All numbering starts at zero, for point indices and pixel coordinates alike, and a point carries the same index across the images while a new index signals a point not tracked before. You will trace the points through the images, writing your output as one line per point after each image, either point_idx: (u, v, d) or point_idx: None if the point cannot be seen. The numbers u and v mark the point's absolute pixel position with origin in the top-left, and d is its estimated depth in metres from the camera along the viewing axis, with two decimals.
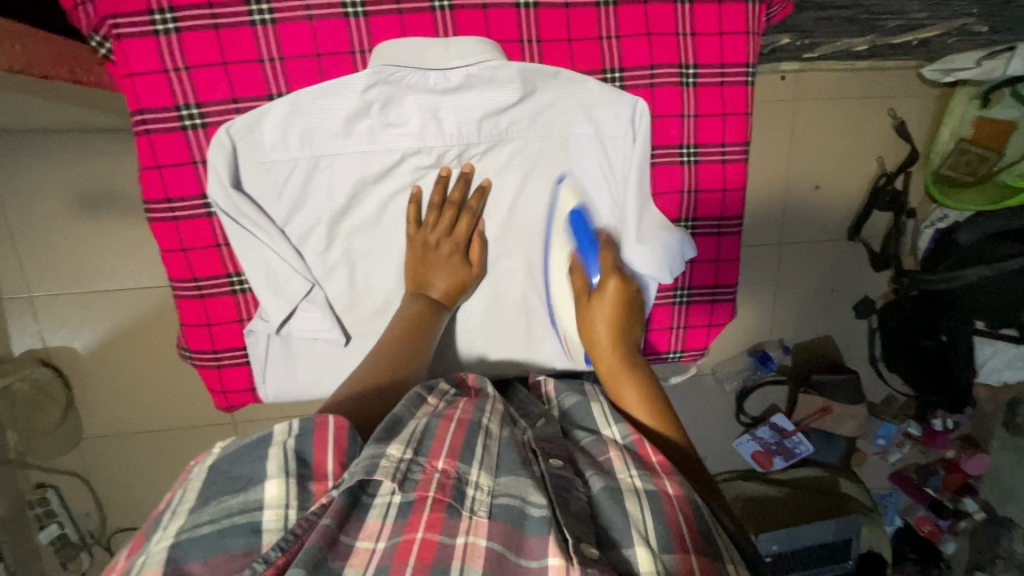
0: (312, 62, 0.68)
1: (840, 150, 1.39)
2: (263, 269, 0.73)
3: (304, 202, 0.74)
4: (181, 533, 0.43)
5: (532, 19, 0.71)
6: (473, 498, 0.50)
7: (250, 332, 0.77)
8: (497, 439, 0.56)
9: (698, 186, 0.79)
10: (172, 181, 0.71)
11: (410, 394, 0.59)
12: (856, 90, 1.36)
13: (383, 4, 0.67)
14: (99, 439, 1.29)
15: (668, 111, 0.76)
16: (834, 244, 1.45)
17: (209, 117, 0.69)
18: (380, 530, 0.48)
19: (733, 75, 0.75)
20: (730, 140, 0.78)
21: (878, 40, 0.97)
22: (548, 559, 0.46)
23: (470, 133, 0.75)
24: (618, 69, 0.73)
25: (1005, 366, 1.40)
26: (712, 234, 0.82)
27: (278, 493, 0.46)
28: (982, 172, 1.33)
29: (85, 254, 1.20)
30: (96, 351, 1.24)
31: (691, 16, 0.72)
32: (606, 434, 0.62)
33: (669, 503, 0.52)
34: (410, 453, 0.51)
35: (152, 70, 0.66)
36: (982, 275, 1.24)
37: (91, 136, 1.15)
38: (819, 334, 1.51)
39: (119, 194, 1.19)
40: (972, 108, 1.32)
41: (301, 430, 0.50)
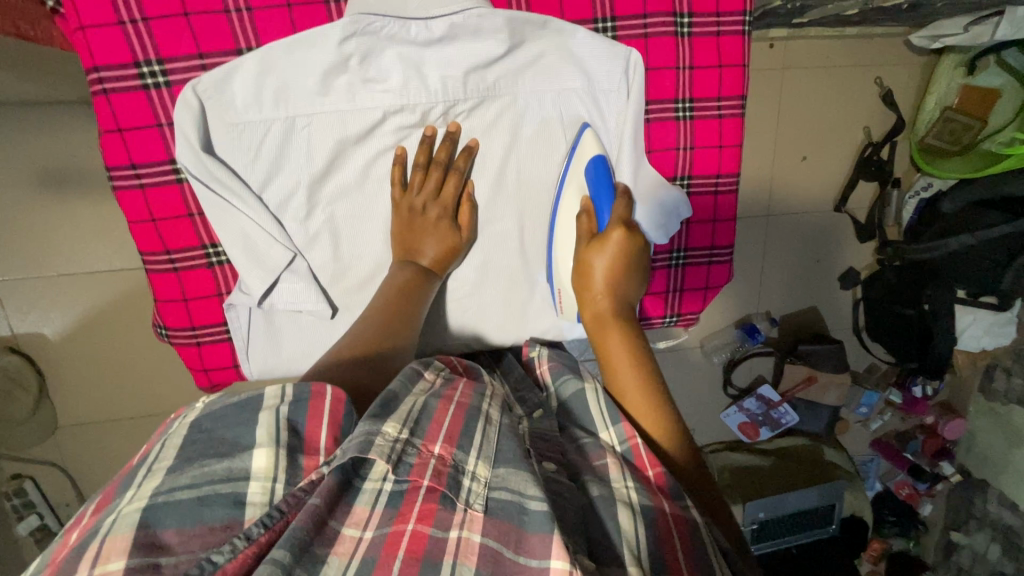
0: (283, 12, 0.65)
1: (828, 121, 1.38)
2: (240, 238, 0.70)
3: (281, 166, 0.70)
4: (157, 495, 0.41)
5: None
6: (469, 489, 0.48)
7: (230, 306, 0.74)
8: (497, 426, 0.55)
9: (695, 142, 0.78)
10: (137, 146, 0.67)
11: (406, 369, 0.58)
12: (844, 58, 1.34)
13: None
14: (75, 428, 1.25)
15: (663, 63, 0.74)
16: (821, 215, 1.45)
17: (173, 74, 0.65)
18: (368, 518, 0.46)
19: (729, 23, 0.74)
20: (726, 94, 0.76)
21: (870, 3, 0.95)
22: (550, 561, 0.43)
23: (455, 89, 0.71)
24: (609, 17, 0.72)
25: (983, 333, 1.41)
26: (709, 193, 0.81)
27: (265, 465, 0.44)
28: (967, 140, 1.34)
29: (51, 235, 1.14)
30: (68, 336, 1.20)
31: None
32: (602, 436, 0.60)
33: (665, 524, 0.51)
34: (406, 432, 0.49)
35: (108, 23, 0.62)
36: (963, 242, 1.27)
37: (51, 109, 1.09)
38: (805, 306, 1.52)
39: (85, 171, 1.13)
40: (958, 77, 1.32)
41: (294, 398, 0.48)
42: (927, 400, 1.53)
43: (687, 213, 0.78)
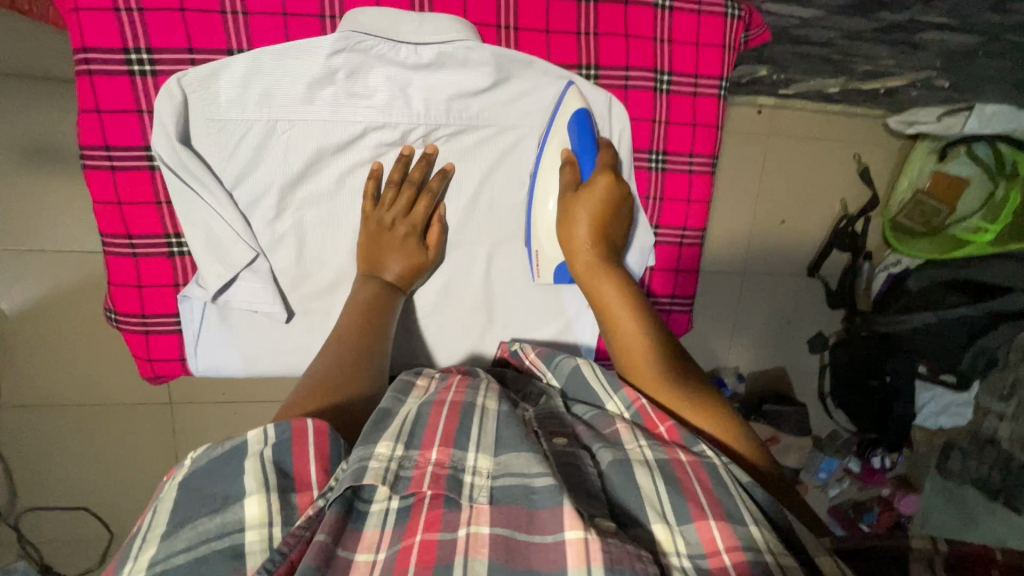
0: (277, 20, 0.66)
1: (807, 189, 1.43)
2: (203, 233, 0.69)
3: (256, 166, 0.71)
4: (155, 564, 0.43)
5: (512, 7, 0.71)
6: (472, 484, 0.51)
7: (184, 298, 0.73)
8: (495, 416, 0.58)
9: (664, 194, 0.80)
10: (114, 129, 0.67)
11: (397, 382, 0.64)
12: (827, 132, 1.41)
13: None
14: (17, 410, 1.20)
15: (641, 114, 0.76)
16: (794, 278, 1.49)
17: (161, 64, 0.66)
18: (378, 541, 0.49)
19: (706, 85, 0.76)
20: (698, 152, 0.79)
21: (850, 82, 1.00)
22: (564, 533, 0.47)
23: (438, 113, 0.73)
24: (594, 65, 0.74)
25: (941, 411, 1.45)
26: (674, 243, 0.83)
27: (257, 512, 0.46)
28: (935, 224, 1.40)
29: (25, 209, 1.12)
30: (25, 314, 1.16)
31: (668, 23, 0.73)
32: (609, 407, 0.65)
33: (684, 472, 0.55)
34: (399, 448, 0.52)
35: (103, 8, 0.63)
36: (926, 319, 1.34)
37: (49, 87, 1.10)
38: (773, 366, 1.54)
39: (71, 151, 1.13)
40: (930, 162, 1.38)
41: (277, 438, 0.51)
42: (886, 472, 1.52)
43: (650, 263, 0.82)
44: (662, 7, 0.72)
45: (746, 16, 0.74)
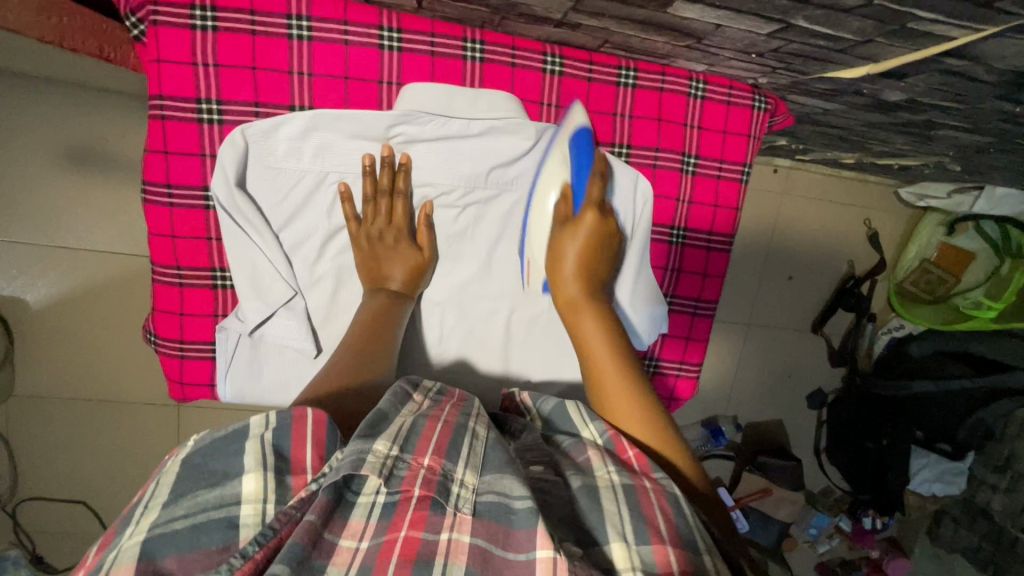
0: (339, 83, 0.69)
1: (816, 248, 1.47)
2: (248, 269, 0.72)
3: (303, 212, 0.75)
4: (154, 528, 0.41)
5: (556, 85, 0.73)
6: (458, 495, 0.48)
7: (223, 328, 0.75)
8: (484, 439, 0.53)
9: (681, 266, 0.82)
10: (177, 169, 0.70)
11: (396, 387, 0.59)
12: (839, 195, 1.45)
13: (418, 43, 0.69)
14: (29, 400, 1.22)
15: (664, 193, 0.78)
16: (797, 333, 1.52)
17: (228, 115, 0.69)
18: (363, 529, 0.45)
19: (730, 170, 0.79)
20: (717, 230, 0.81)
21: (864, 157, 1.04)
22: (537, 552, 0.43)
23: (479, 177, 0.77)
24: (626, 144, 0.75)
25: (936, 479, 1.45)
26: (687, 312, 0.84)
27: (255, 487, 0.43)
28: (940, 292, 1.43)
29: (62, 209, 1.17)
30: (49, 308, 1.20)
31: (701, 111, 0.75)
32: (582, 434, 0.57)
33: (645, 495, 0.49)
34: (396, 449, 0.48)
35: (181, 61, 0.66)
36: (926, 388, 1.34)
37: (104, 97, 1.16)
38: (771, 417, 1.55)
39: (115, 157, 1.18)
40: (938, 234, 1.41)
41: (278, 423, 0.47)
42: (877, 533, 1.53)
43: (664, 329, 0.81)
44: (695, 95, 0.74)
45: (773, 106, 0.77)
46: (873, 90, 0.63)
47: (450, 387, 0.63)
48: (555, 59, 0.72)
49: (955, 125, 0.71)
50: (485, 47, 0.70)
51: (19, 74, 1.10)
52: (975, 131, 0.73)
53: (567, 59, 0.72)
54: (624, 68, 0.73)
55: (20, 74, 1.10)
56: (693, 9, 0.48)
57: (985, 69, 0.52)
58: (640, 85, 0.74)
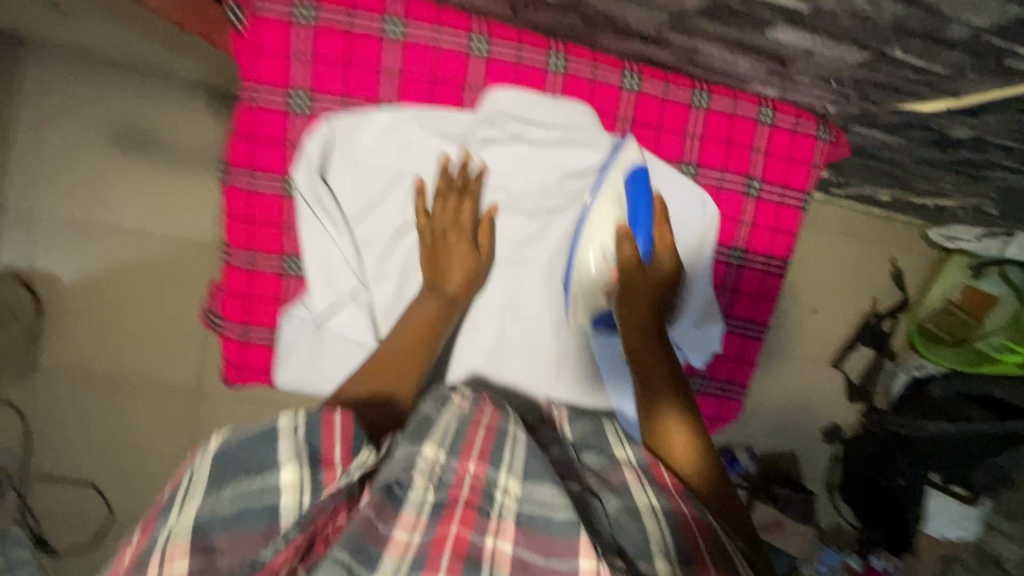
0: (425, 85, 0.72)
1: (838, 282, 1.49)
2: (320, 256, 0.75)
3: (377, 207, 0.76)
4: (201, 509, 0.50)
5: (632, 102, 0.74)
6: (501, 503, 0.54)
7: (289, 315, 0.77)
8: (523, 444, 0.59)
9: (738, 287, 0.81)
10: (263, 155, 0.72)
11: (438, 394, 0.66)
12: (865, 231, 1.48)
13: (505, 52, 0.71)
14: (51, 377, 1.22)
15: (728, 213, 0.79)
16: (817, 365, 1.52)
17: (318, 107, 0.71)
18: (415, 522, 0.51)
19: (792, 198, 0.79)
20: (774, 253, 0.81)
21: (902, 195, 1.05)
22: (579, 560, 0.48)
23: (547, 188, 0.78)
24: (694, 163, 0.77)
25: (947, 518, 1.46)
26: (739, 333, 0.83)
27: (291, 480, 0.52)
28: (960, 334, 1.44)
29: (104, 187, 1.18)
30: (81, 285, 1.20)
31: (768, 138, 0.76)
32: (618, 453, 0.63)
33: (683, 522, 0.55)
34: (441, 454, 0.56)
35: (279, 53, 0.68)
36: (943, 430, 1.31)
37: (153, 79, 1.16)
38: (786, 449, 1.55)
39: (158, 139, 1.18)
40: (962, 275, 1.44)
41: (309, 424, 0.55)
42: None
43: (716, 348, 0.81)
44: (765, 121, 0.76)
45: (835, 137, 0.77)
46: (942, 125, 0.65)
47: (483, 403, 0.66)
48: (634, 78, 0.73)
49: (1010, 166, 0.73)
50: (569, 62, 0.72)
51: (74, 51, 1.11)
52: None
53: (644, 78, 0.73)
54: (699, 91, 0.74)
55: (75, 51, 1.12)
56: (792, 32, 0.50)
57: None
58: (713, 108, 0.75)
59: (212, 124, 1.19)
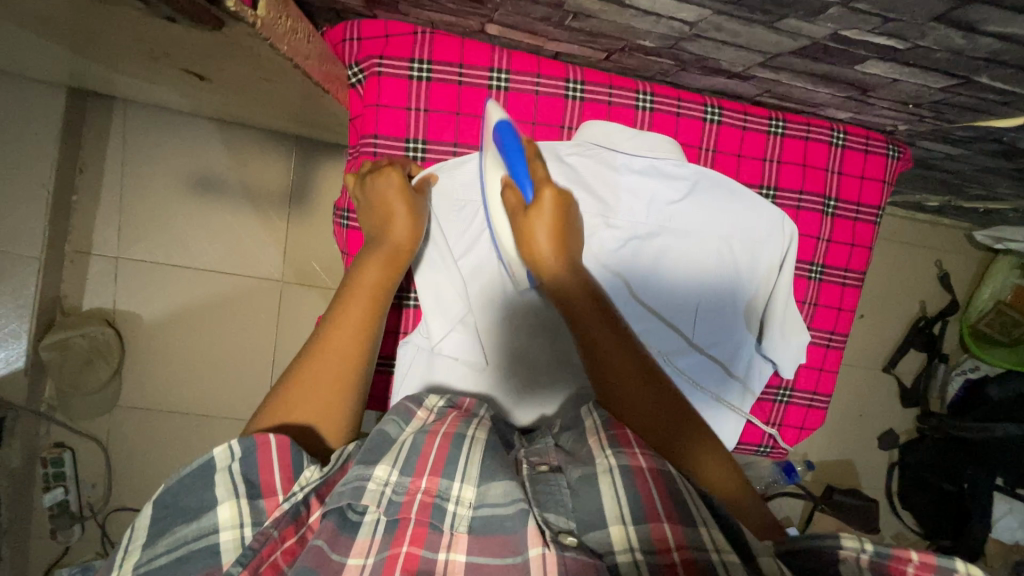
0: (527, 127, 0.74)
1: (886, 288, 1.51)
2: (432, 285, 0.74)
3: (477, 234, 0.75)
4: (138, 568, 0.43)
5: (714, 132, 0.75)
6: (455, 514, 0.49)
7: (405, 344, 0.75)
8: (482, 444, 0.54)
9: (819, 300, 0.80)
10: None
11: (399, 407, 0.60)
12: (908, 237, 1.50)
13: (598, 92, 0.74)
14: (132, 411, 1.28)
15: (807, 231, 0.78)
16: (869, 372, 1.54)
17: (431, 153, 0.73)
18: (369, 546, 0.46)
19: (867, 213, 0.79)
20: (852, 268, 0.80)
21: (953, 200, 1.08)
22: (529, 551, 0.45)
23: (660, 212, 0.74)
24: (773, 186, 0.77)
25: (1020, 526, 1.42)
26: (821, 345, 0.81)
27: (230, 516, 0.46)
28: (1015, 334, 1.42)
29: (182, 230, 1.26)
30: (160, 322, 1.27)
31: (842, 158, 0.77)
32: (586, 423, 0.59)
33: (641, 476, 0.50)
34: (395, 472, 0.50)
35: (396, 105, 0.71)
36: (1008, 431, 1.30)
37: (226, 128, 1.25)
38: (842, 457, 1.54)
39: (231, 183, 1.26)
40: (1012, 275, 1.44)
41: (244, 453, 0.49)
42: None
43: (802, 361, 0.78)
44: (837, 143, 0.77)
45: (902, 153, 0.79)
46: (1013, 138, 0.68)
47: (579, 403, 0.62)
48: (715, 110, 0.75)
49: None
50: (655, 98, 0.74)
51: (154, 106, 1.20)
52: None
53: (725, 110, 0.75)
54: (775, 118, 0.76)
55: (154, 107, 1.20)
56: (881, 65, 0.55)
57: None
58: (789, 134, 0.76)
59: (282, 168, 1.27)
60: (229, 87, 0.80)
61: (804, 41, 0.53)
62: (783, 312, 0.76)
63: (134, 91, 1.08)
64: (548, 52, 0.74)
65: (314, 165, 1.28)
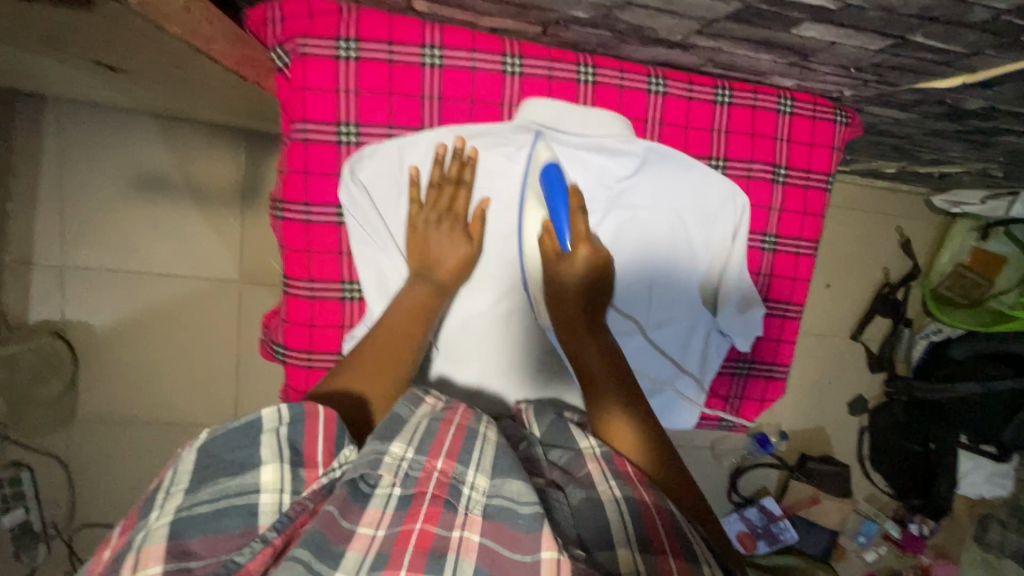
0: (465, 106, 0.71)
1: (850, 257, 1.52)
2: (374, 272, 0.73)
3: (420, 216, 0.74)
4: (181, 511, 0.43)
5: (660, 104, 0.73)
6: (469, 497, 0.49)
7: (350, 337, 0.73)
8: (494, 444, 0.54)
9: (773, 271, 0.80)
10: (315, 188, 0.70)
11: (409, 393, 0.58)
12: (870, 205, 1.52)
13: (537, 66, 0.71)
14: (91, 425, 1.24)
15: (759, 202, 0.77)
16: (837, 340, 1.56)
17: (365, 137, 0.70)
18: (381, 517, 0.46)
19: (817, 180, 0.79)
20: (806, 237, 0.80)
21: (908, 166, 1.09)
22: (541, 553, 0.43)
23: (609, 190, 0.74)
24: (723, 157, 0.76)
25: (983, 481, 1.47)
26: (778, 316, 0.81)
27: (272, 478, 0.46)
28: (975, 296, 1.45)
29: (129, 233, 1.20)
30: (113, 330, 1.22)
31: (790, 126, 0.76)
32: (583, 447, 0.58)
33: (647, 510, 0.49)
34: (411, 452, 0.50)
35: (324, 88, 0.67)
36: (970, 390, 1.35)
37: (168, 124, 1.19)
38: (815, 425, 1.57)
39: (180, 182, 1.21)
40: (970, 239, 1.47)
41: (292, 419, 0.49)
42: (924, 540, 1.54)
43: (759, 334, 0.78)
44: (785, 110, 0.76)
45: (850, 118, 0.78)
46: (955, 99, 0.68)
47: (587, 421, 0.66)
48: (660, 81, 0.73)
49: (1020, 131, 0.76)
50: (598, 71, 0.72)
51: (89, 104, 1.14)
52: None
53: (670, 80, 0.73)
54: (721, 87, 0.74)
55: (90, 105, 1.14)
56: (818, 28, 0.54)
57: None
58: (736, 102, 0.75)
59: (231, 164, 1.23)
60: (157, 76, 0.75)
61: (737, 6, 0.52)
62: (735, 286, 0.77)
63: (62, 89, 1.02)
64: (483, 26, 0.71)
65: (265, 159, 1.23)
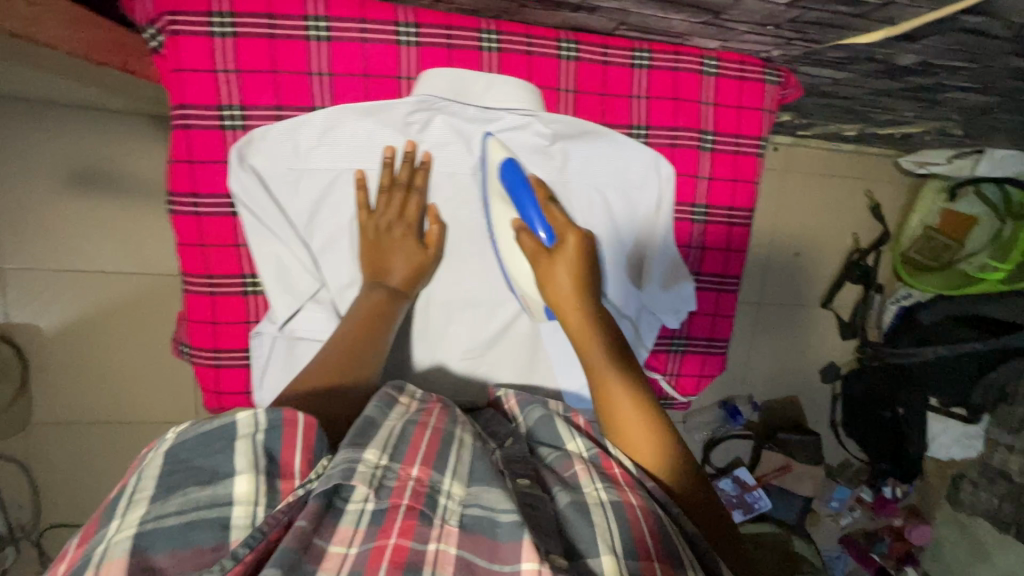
0: (359, 81, 0.67)
1: (818, 223, 1.49)
2: (274, 264, 0.69)
3: (322, 202, 0.70)
4: (145, 523, 0.38)
5: (572, 71, 0.70)
6: (445, 507, 0.45)
7: (256, 333, 0.71)
8: (470, 450, 0.50)
9: (705, 243, 0.78)
10: (203, 177, 0.67)
11: (380, 393, 0.55)
12: (838, 168, 1.48)
13: (435, 35, 0.67)
14: (48, 427, 1.22)
15: (684, 171, 0.75)
16: (809, 309, 1.54)
17: (251, 120, 0.67)
18: (352, 535, 0.42)
19: (748, 146, 0.76)
20: (738, 206, 0.78)
21: (867, 128, 1.05)
22: (521, 564, 0.40)
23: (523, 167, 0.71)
24: (644, 125, 0.73)
25: (953, 442, 1.49)
26: (713, 290, 0.80)
27: (247, 490, 0.41)
28: (945, 258, 1.43)
29: (69, 230, 1.16)
30: (62, 331, 1.19)
31: (715, 88, 0.73)
32: (569, 447, 0.54)
33: (634, 512, 0.47)
34: (385, 458, 0.46)
35: (201, 69, 0.64)
36: (937, 353, 1.35)
37: (95, 114, 1.13)
38: (788, 395, 1.57)
39: (115, 174, 1.17)
40: (938, 201, 1.43)
41: (270, 426, 0.44)
42: (897, 503, 1.55)
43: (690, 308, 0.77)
44: (709, 72, 0.72)
45: (784, 79, 0.75)
46: (886, 56, 0.65)
47: (576, 412, 0.62)
48: (570, 45, 0.69)
49: (964, 86, 0.73)
50: (501, 38, 0.68)
51: (7, 96, 1.08)
52: (982, 92, 0.75)
53: (582, 45, 0.70)
54: (638, 49, 0.71)
55: (7, 96, 1.08)
56: None
57: (1001, 25, 0.54)
58: (655, 66, 0.71)
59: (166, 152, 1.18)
60: (48, 62, 0.70)
61: None
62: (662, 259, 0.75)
63: None
64: None
65: None
